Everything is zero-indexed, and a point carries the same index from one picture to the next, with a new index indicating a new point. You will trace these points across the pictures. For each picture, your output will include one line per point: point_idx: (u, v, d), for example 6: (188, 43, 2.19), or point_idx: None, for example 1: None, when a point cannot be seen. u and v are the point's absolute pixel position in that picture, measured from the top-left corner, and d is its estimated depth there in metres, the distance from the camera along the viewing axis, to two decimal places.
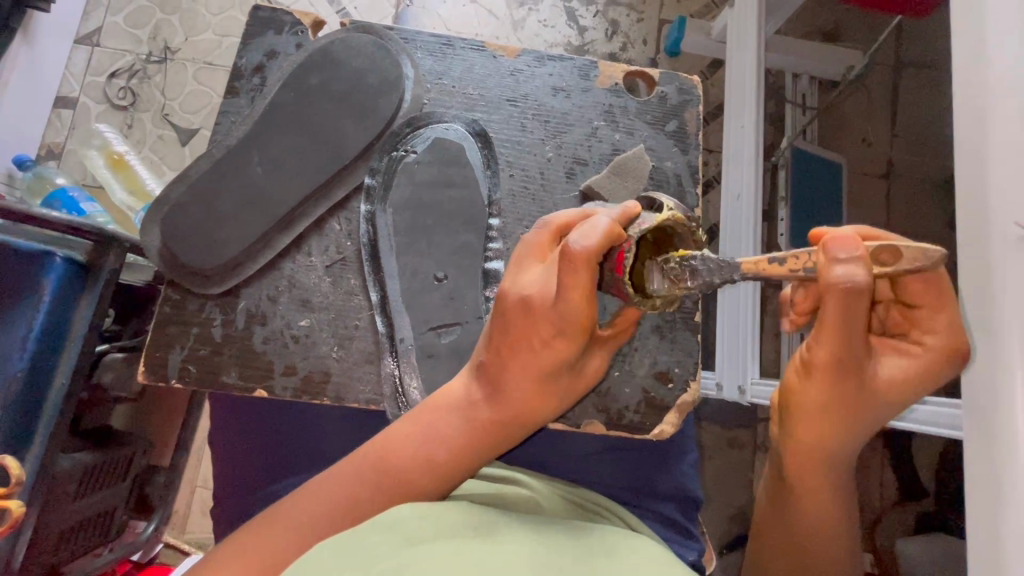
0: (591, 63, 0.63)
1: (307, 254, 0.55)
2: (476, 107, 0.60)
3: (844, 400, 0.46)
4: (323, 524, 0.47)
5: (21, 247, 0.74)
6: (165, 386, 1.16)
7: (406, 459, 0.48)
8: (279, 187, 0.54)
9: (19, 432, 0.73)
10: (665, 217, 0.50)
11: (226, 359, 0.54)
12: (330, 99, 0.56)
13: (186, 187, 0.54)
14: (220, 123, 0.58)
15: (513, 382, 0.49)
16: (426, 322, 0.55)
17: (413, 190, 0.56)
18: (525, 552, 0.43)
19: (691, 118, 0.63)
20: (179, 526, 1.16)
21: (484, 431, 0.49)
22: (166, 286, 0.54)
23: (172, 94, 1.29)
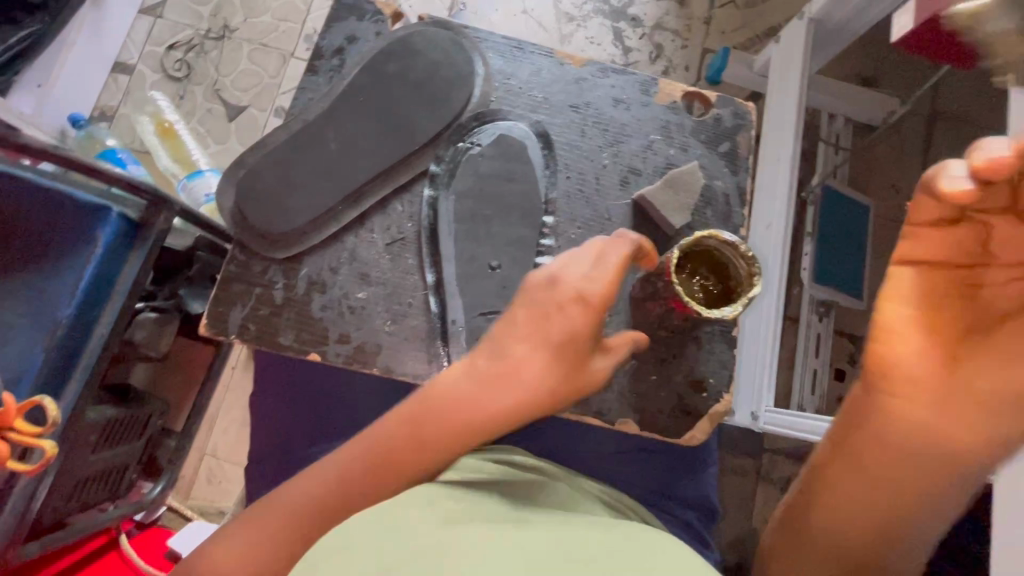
0: (652, 80, 0.66)
1: (370, 230, 0.58)
2: (539, 109, 0.63)
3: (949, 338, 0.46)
4: (355, 490, 0.50)
5: (79, 198, 0.77)
6: (187, 352, 1.19)
7: (411, 433, 0.51)
8: (350, 163, 0.57)
9: (56, 375, 0.75)
10: (702, 233, 0.53)
11: (284, 322, 0.56)
12: (406, 86, 0.58)
13: (264, 154, 0.56)
14: (298, 99, 0.61)
15: (518, 350, 0.52)
16: (477, 307, 0.57)
17: (475, 180, 0.59)
18: (555, 536, 0.45)
19: (743, 141, 0.65)
20: (183, 492, 1.17)
21: (487, 401, 0.50)
22: (234, 247, 0.57)
23: (226, 71, 1.33)
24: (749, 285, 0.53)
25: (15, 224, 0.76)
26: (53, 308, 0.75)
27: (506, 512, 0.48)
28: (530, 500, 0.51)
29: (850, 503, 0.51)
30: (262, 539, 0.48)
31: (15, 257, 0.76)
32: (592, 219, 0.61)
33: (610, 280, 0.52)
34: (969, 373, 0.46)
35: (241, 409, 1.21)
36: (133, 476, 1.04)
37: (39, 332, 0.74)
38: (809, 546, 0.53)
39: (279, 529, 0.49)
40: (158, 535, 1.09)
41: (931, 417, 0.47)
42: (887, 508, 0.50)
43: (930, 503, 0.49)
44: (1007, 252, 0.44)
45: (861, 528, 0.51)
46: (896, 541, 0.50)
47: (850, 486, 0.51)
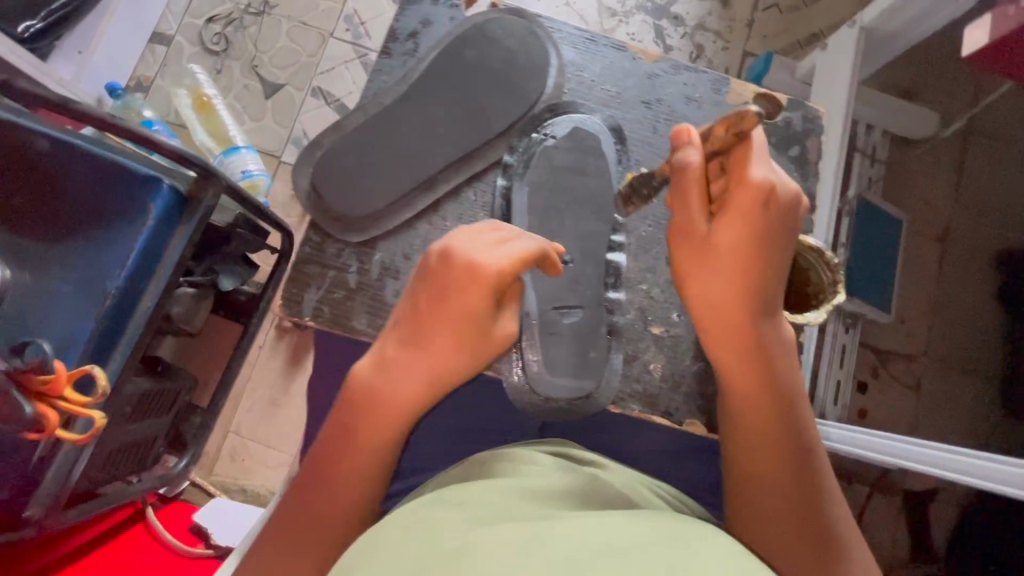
0: (723, 79, 0.66)
1: (443, 218, 0.59)
2: (611, 104, 0.63)
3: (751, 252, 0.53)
4: (332, 505, 0.48)
5: (131, 169, 0.76)
6: (217, 329, 1.20)
7: (364, 431, 0.49)
8: (425, 150, 0.59)
9: (103, 345, 0.75)
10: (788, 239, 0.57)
11: (358, 305, 0.57)
12: (483, 72, 0.60)
13: (342, 136, 0.60)
14: (370, 76, 0.61)
15: (423, 328, 0.49)
16: (552, 302, 0.61)
17: (549, 172, 0.60)
18: (586, 528, 0.42)
19: (813, 147, 0.66)
20: (207, 467, 1.17)
21: (399, 379, 0.49)
22: (307, 229, 0.58)
23: (264, 47, 1.31)
24: (831, 291, 0.58)
25: (62, 191, 0.74)
26: (103, 278, 0.74)
27: (534, 503, 0.47)
28: (552, 489, 0.50)
29: (753, 442, 0.54)
30: (280, 552, 0.47)
31: (61, 224, 0.74)
32: (663, 218, 0.64)
33: (516, 256, 0.49)
34: (727, 253, 0.53)
35: (266, 388, 1.21)
36: (160, 450, 1.05)
37: (89, 302, 0.74)
38: (754, 506, 0.53)
39: (278, 544, 0.47)
40: (179, 511, 1.09)
41: (745, 334, 0.54)
42: (779, 429, 0.54)
43: (799, 404, 0.55)
44: (742, 157, 0.53)
45: (778, 458, 0.53)
46: (808, 452, 0.54)
47: (747, 426, 0.55)
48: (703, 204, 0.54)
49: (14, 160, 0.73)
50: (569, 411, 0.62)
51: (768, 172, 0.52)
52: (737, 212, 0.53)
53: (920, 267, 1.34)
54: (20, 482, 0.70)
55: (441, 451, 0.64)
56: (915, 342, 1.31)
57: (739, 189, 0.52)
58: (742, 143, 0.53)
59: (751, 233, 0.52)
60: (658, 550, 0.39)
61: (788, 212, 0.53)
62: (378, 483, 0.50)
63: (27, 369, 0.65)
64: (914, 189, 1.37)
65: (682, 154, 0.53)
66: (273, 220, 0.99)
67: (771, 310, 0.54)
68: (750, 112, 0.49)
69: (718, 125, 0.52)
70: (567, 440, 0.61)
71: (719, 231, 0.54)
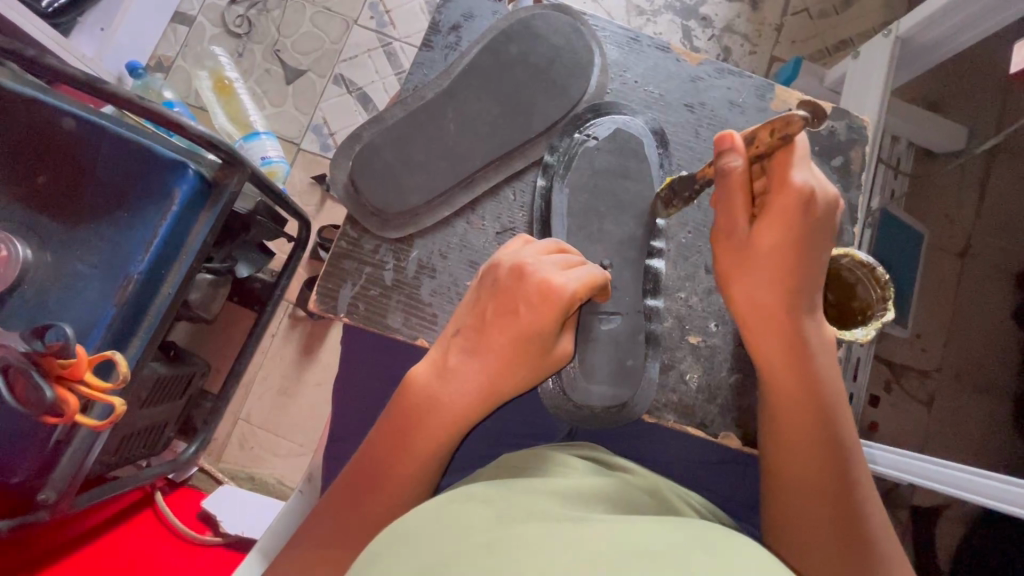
0: (768, 86, 0.70)
1: (480, 217, 0.65)
2: (653, 106, 0.68)
3: (792, 258, 0.54)
4: (385, 495, 0.52)
5: (157, 152, 0.75)
6: (230, 316, 1.19)
7: (428, 435, 0.53)
8: (468, 146, 0.63)
9: (123, 330, 0.74)
10: (838, 251, 0.60)
11: (393, 303, 0.63)
12: (526, 69, 0.64)
13: (382, 129, 0.63)
14: (414, 73, 0.67)
15: (487, 341, 0.54)
16: (592, 309, 0.61)
17: (591, 175, 0.64)
18: (617, 529, 0.41)
19: (856, 156, 0.69)
20: (215, 454, 1.17)
21: (463, 383, 0.53)
22: (347, 224, 0.64)
23: (287, 31, 1.30)
24: (879, 307, 0.58)
25: (88, 171, 0.74)
26: (126, 262, 0.74)
27: (566, 506, 0.46)
28: (583, 490, 0.49)
29: (794, 447, 0.55)
30: (335, 536, 0.51)
31: (86, 204, 0.74)
32: (704, 223, 0.67)
33: (584, 281, 0.54)
34: (771, 260, 0.54)
35: (277, 377, 1.20)
36: (170, 435, 1.04)
37: (111, 286, 0.73)
38: (792, 509, 0.54)
39: (332, 530, 0.51)
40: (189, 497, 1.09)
41: (788, 338, 0.55)
42: (819, 435, 0.54)
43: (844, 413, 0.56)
44: (787, 167, 0.52)
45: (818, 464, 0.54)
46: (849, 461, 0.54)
47: (789, 431, 0.55)
48: (746, 207, 0.55)
49: (44, 139, 0.74)
50: (603, 418, 0.62)
51: (809, 177, 0.52)
52: (780, 219, 0.53)
53: (938, 284, 1.32)
54: (36, 467, 0.69)
55: (471, 442, 0.67)
56: (930, 357, 1.30)
57: (780, 194, 0.52)
58: (786, 148, 0.52)
59: (794, 241, 0.53)
60: (695, 551, 0.37)
61: (829, 216, 0.54)
62: (427, 480, 0.54)
63: (48, 352, 0.64)
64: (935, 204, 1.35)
65: (725, 160, 0.53)
66: (293, 207, 0.97)
67: (814, 314, 0.55)
68: (796, 116, 0.47)
69: (763, 128, 0.51)
70: (591, 442, 0.63)
71: (761, 236, 0.55)
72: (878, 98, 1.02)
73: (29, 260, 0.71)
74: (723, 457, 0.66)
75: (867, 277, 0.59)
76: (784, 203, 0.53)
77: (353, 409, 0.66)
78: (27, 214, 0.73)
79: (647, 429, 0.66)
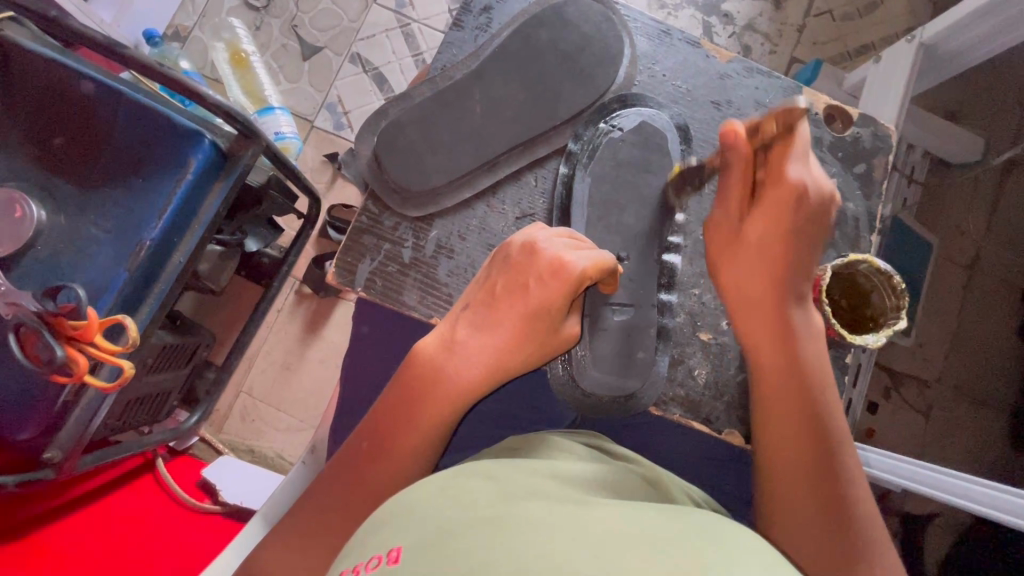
0: (798, 88, 0.69)
1: (501, 202, 0.65)
2: (680, 101, 0.68)
3: (793, 218, 0.56)
4: (382, 467, 0.51)
5: (174, 120, 0.75)
6: (237, 290, 1.20)
7: (432, 409, 0.53)
8: (494, 128, 0.63)
9: (134, 294, 0.75)
10: (857, 256, 0.59)
11: (408, 282, 0.63)
12: (555, 56, 0.64)
13: (407, 108, 0.63)
14: (443, 53, 0.67)
15: (494, 318, 0.54)
16: (605, 299, 0.62)
17: (613, 165, 0.64)
18: (623, 514, 0.41)
19: (878, 164, 0.69)
20: (217, 424, 1.18)
21: (473, 360, 0.53)
22: (367, 201, 0.64)
23: (309, 8, 1.29)
24: (894, 314, 0.59)
25: (105, 135, 0.75)
26: (139, 229, 0.74)
27: (570, 488, 0.47)
28: (587, 476, 0.50)
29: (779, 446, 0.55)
30: (333, 504, 0.51)
31: (100, 169, 0.75)
32: None
33: (595, 261, 0.54)
34: (762, 250, 0.57)
35: (282, 352, 1.21)
36: (175, 403, 1.05)
37: (123, 251, 0.73)
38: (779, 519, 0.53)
39: (334, 500, 0.52)
40: (192, 465, 1.10)
41: (779, 351, 0.56)
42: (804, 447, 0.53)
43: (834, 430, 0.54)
44: (784, 155, 0.56)
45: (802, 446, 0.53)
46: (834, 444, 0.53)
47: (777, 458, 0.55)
48: (743, 198, 0.59)
49: (61, 101, 0.74)
50: (608, 407, 0.62)
51: (804, 172, 0.56)
52: (778, 182, 0.56)
53: (949, 295, 1.32)
54: (43, 424, 0.70)
55: (475, 422, 0.68)
56: (933, 368, 1.30)
57: (774, 185, 0.56)
58: (787, 139, 0.56)
59: (800, 196, 0.55)
60: (694, 540, 0.38)
61: (821, 211, 0.56)
62: (430, 459, 0.54)
63: (60, 313, 0.65)
64: (949, 214, 1.34)
65: (731, 153, 0.57)
66: (305, 183, 0.96)
67: (801, 304, 0.57)
68: (800, 107, 0.52)
69: (768, 118, 0.56)
70: (594, 431, 0.63)
71: (758, 204, 0.58)
72: (899, 104, 1.01)
73: (43, 221, 0.72)
74: (725, 454, 0.67)
75: (884, 284, 0.59)
76: (781, 178, 0.56)
77: (361, 386, 0.67)
78: (46, 175, 0.74)
79: (649, 421, 0.67)
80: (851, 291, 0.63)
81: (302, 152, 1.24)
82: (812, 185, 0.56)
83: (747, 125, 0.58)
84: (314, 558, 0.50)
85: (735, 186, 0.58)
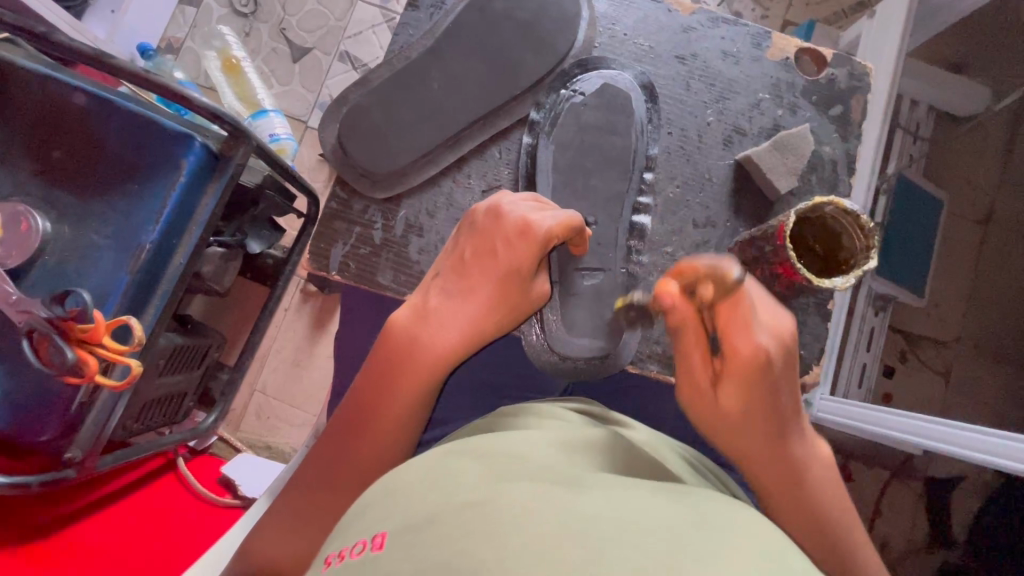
0: (765, 34, 0.70)
1: (467, 175, 0.67)
2: (643, 59, 0.69)
3: (765, 379, 0.49)
4: (369, 442, 0.52)
5: (167, 126, 0.77)
6: (241, 291, 1.24)
7: (412, 381, 0.52)
8: (451, 104, 0.64)
9: (138, 297, 0.77)
10: (823, 200, 0.55)
11: (382, 262, 0.65)
12: (513, 27, 0.64)
13: (367, 91, 0.64)
14: (399, 34, 0.67)
15: (465, 284, 0.55)
16: (574, 265, 0.63)
17: (577, 131, 0.65)
18: (609, 486, 0.42)
19: (857, 104, 0.70)
20: (234, 423, 1.22)
21: (453, 331, 0.54)
22: (338, 185, 0.66)
23: (292, 10, 1.30)
24: (863, 255, 0.56)
25: (99, 145, 0.77)
26: (139, 232, 0.76)
27: (559, 454, 0.47)
28: (578, 442, 0.51)
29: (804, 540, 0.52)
30: (317, 482, 0.53)
31: (96, 178, 0.77)
32: (692, 177, 0.68)
33: (560, 220, 0.55)
34: (743, 416, 0.51)
35: (291, 349, 1.24)
36: (189, 404, 1.08)
37: (125, 255, 0.76)
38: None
39: (316, 481, 0.53)
40: (211, 463, 1.13)
41: (786, 477, 0.51)
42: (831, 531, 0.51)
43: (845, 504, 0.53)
44: (740, 310, 0.48)
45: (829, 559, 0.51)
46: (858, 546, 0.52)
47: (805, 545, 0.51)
48: (705, 365, 0.52)
49: (58, 115, 0.77)
50: (586, 370, 0.64)
51: (761, 337, 0.48)
52: (744, 377, 0.49)
53: (959, 251, 1.28)
54: (62, 425, 0.73)
55: (461, 396, 0.69)
56: (948, 327, 1.27)
57: (734, 357, 0.48)
58: (728, 297, 0.48)
59: (773, 372, 0.48)
60: (671, 512, 0.38)
61: (789, 365, 0.50)
62: (411, 435, 0.54)
63: (69, 317, 0.68)
64: (956, 168, 1.30)
65: (670, 313, 0.51)
66: (302, 183, 0.98)
67: (800, 439, 0.52)
68: (732, 273, 0.46)
69: (704, 282, 0.48)
70: (581, 397, 0.64)
71: (726, 399, 0.51)
72: (891, 58, 0.98)
73: (47, 232, 0.74)
74: None
75: (853, 226, 0.56)
76: (741, 350, 0.48)
77: (348, 368, 0.69)
78: (43, 189, 0.77)
79: (634, 385, 0.68)
80: (822, 235, 0.60)
81: (298, 154, 1.26)
82: (774, 341, 0.48)
83: (681, 284, 0.51)
84: (304, 535, 0.52)
85: (694, 355, 0.52)
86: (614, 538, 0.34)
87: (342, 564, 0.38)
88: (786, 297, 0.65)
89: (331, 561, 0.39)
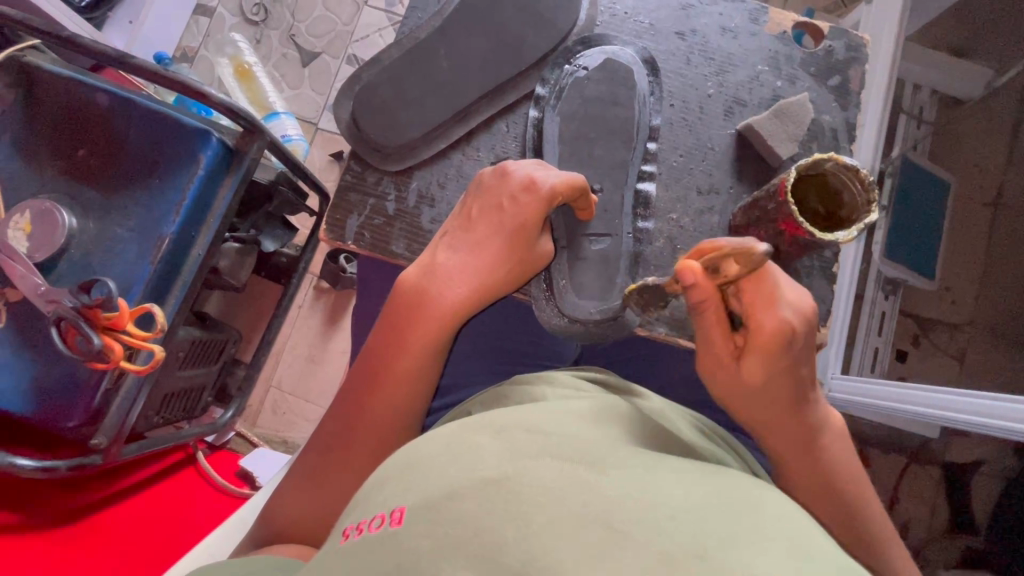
0: (763, 9, 0.72)
1: (475, 148, 0.70)
2: (644, 35, 0.72)
3: (791, 348, 0.47)
4: (382, 403, 0.54)
5: (184, 122, 0.80)
6: (256, 288, 1.26)
7: (422, 336, 0.54)
8: (459, 81, 0.66)
9: (159, 288, 0.80)
10: (821, 155, 0.56)
11: (396, 232, 0.68)
12: (515, 8, 0.66)
13: (380, 69, 0.66)
14: (409, 18, 0.70)
15: (473, 241, 0.58)
16: (581, 231, 0.65)
17: (581, 103, 0.67)
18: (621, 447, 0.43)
19: (856, 75, 0.71)
20: (251, 419, 1.24)
21: (460, 284, 0.56)
22: (352, 160, 0.69)
23: (301, 16, 1.34)
24: (865, 209, 0.57)
25: (121, 142, 0.81)
26: (159, 224, 0.79)
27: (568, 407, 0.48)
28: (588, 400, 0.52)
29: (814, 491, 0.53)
30: (336, 445, 0.55)
31: (119, 174, 0.80)
32: (695, 146, 0.70)
33: (564, 179, 0.58)
34: (765, 385, 0.49)
35: (306, 345, 1.26)
36: (207, 399, 1.10)
37: (146, 246, 0.79)
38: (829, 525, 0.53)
39: (333, 445, 0.55)
40: (230, 457, 1.15)
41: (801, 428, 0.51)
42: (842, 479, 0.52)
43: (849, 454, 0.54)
44: (767, 286, 0.46)
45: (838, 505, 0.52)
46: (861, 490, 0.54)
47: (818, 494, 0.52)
48: (725, 337, 0.49)
49: (82, 114, 0.80)
50: (595, 333, 0.65)
51: (791, 309, 0.46)
52: (768, 350, 0.47)
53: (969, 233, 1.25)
54: (87, 414, 0.76)
55: (475, 364, 0.71)
56: (960, 310, 1.25)
57: (762, 330, 0.46)
58: (752, 275, 0.45)
59: (799, 341, 0.47)
60: (688, 475, 0.39)
61: (811, 330, 0.48)
62: (424, 398, 0.56)
63: (94, 304, 0.70)
64: (966, 148, 1.27)
65: (692, 294, 0.46)
66: (312, 178, 1.01)
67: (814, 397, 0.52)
68: (759, 253, 0.41)
69: (729, 260, 0.44)
70: (588, 366, 0.65)
71: (749, 370, 0.48)
72: (891, 39, 0.99)
73: (73, 227, 0.77)
74: None
75: (853, 180, 0.57)
76: (767, 326, 0.46)
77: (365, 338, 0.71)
78: (68, 185, 0.80)
79: (642, 348, 0.71)
80: (826, 194, 0.61)
81: (310, 154, 1.30)
82: (795, 317, 0.46)
83: (703, 263, 0.46)
84: (325, 496, 0.54)
85: (716, 334, 0.49)
86: (626, 490, 0.35)
87: (361, 538, 0.37)
88: (788, 260, 0.65)
89: (350, 536, 0.37)
